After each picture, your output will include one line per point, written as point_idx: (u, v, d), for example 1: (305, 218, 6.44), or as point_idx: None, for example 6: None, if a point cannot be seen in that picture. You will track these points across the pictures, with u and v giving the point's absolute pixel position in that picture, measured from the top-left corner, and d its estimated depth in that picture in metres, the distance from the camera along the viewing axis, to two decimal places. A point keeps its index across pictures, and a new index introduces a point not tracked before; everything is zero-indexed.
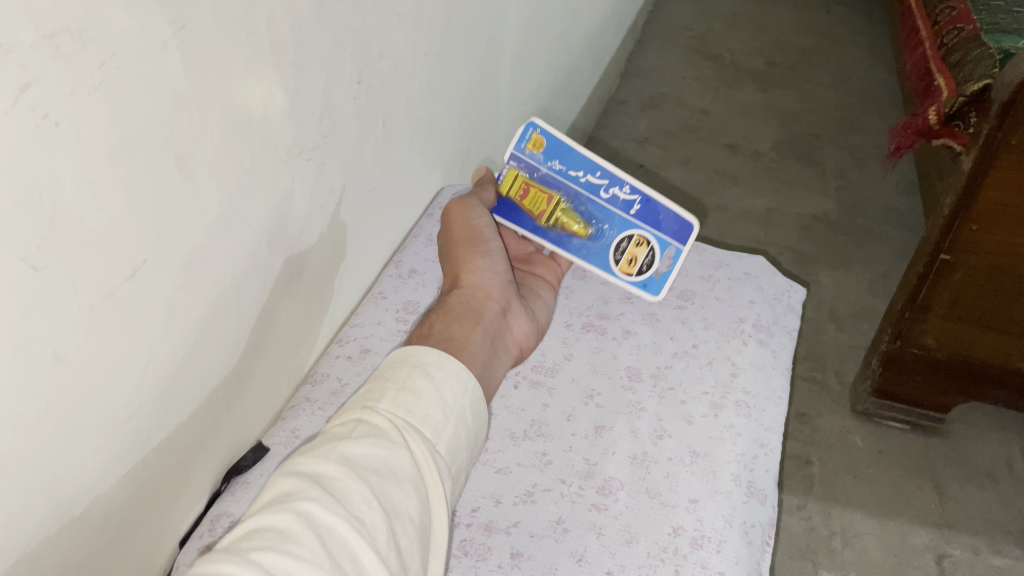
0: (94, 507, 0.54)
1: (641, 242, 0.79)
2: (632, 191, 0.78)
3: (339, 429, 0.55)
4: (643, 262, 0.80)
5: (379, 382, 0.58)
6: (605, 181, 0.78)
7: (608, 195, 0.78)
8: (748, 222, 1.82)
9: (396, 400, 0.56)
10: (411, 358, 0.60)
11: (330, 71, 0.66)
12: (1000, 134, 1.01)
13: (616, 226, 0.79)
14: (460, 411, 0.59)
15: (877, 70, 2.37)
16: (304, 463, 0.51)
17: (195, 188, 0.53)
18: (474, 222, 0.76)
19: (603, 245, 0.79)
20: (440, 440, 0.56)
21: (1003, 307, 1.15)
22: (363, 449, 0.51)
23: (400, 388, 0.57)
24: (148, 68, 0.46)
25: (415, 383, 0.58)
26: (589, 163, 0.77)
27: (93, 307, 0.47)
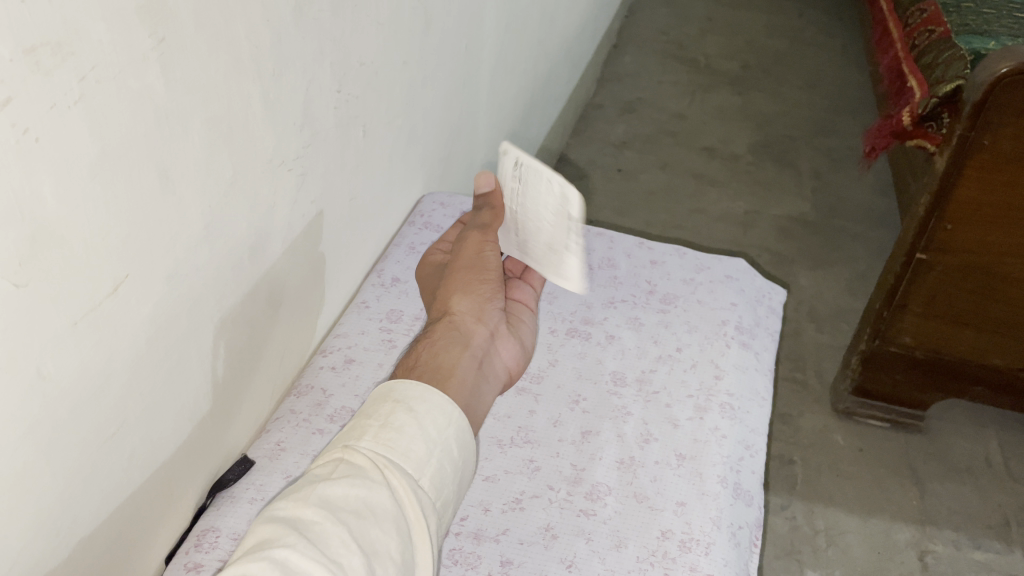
0: (79, 526, 0.53)
1: None
2: None
3: (320, 470, 0.55)
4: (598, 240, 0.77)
5: (360, 418, 0.58)
6: None
7: None
8: (726, 224, 1.84)
9: (377, 437, 0.56)
10: (392, 396, 0.59)
11: (311, 80, 0.66)
12: (973, 134, 1.02)
13: None
14: (446, 445, 0.58)
15: (849, 72, 2.40)
16: (286, 507, 0.51)
17: (178, 201, 0.53)
18: (483, 253, 0.76)
19: None
20: (423, 476, 0.56)
21: (979, 305, 1.16)
22: (341, 491, 0.51)
23: (382, 425, 0.57)
24: (129, 81, 0.46)
25: (397, 419, 0.57)
26: None
27: (78, 322, 0.47)
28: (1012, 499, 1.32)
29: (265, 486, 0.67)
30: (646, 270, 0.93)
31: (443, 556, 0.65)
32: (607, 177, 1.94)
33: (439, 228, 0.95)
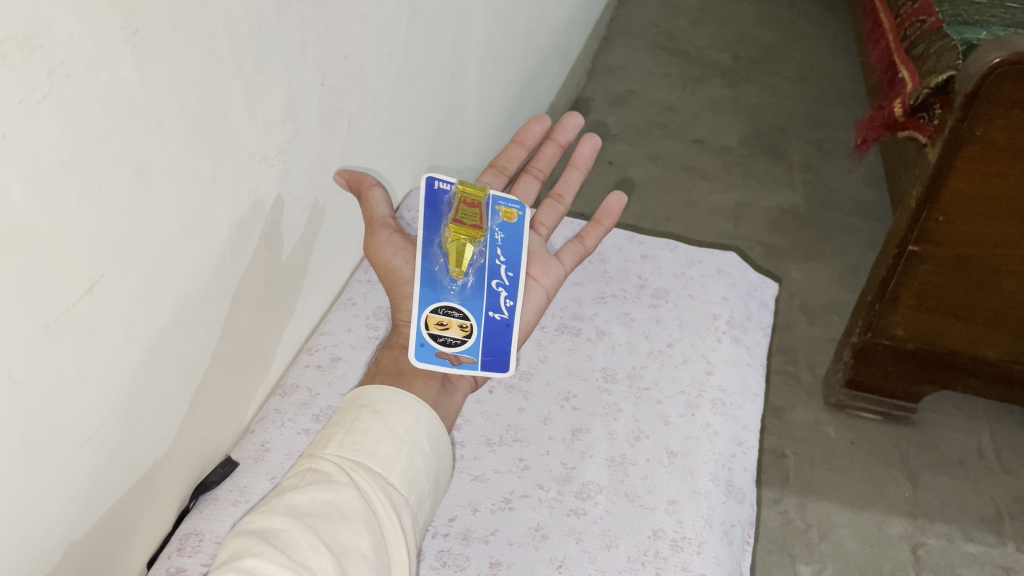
0: (57, 531, 0.52)
1: (460, 330, 0.66)
2: (511, 304, 0.69)
3: (289, 480, 0.55)
4: (449, 339, 0.66)
5: (328, 428, 0.58)
6: (503, 290, 0.69)
7: (495, 285, 0.69)
8: (718, 217, 1.83)
9: (342, 443, 0.56)
10: (357, 401, 0.59)
11: (293, 74, 0.64)
12: (965, 126, 1.01)
13: (467, 302, 0.67)
14: (414, 441, 0.57)
15: (840, 64, 2.39)
16: (256, 519, 0.50)
17: (155, 198, 0.52)
18: (390, 263, 0.69)
19: (431, 302, 0.66)
20: (392, 473, 0.55)
21: (972, 297, 1.16)
22: (309, 497, 0.51)
23: (348, 431, 0.57)
24: (100, 75, 0.44)
25: (362, 423, 0.57)
26: (515, 260, 0.71)
27: (50, 325, 0.46)
28: (1005, 491, 1.31)
29: (250, 488, 0.66)
30: (636, 264, 0.91)
31: (431, 558, 0.63)
32: (598, 170, 1.93)
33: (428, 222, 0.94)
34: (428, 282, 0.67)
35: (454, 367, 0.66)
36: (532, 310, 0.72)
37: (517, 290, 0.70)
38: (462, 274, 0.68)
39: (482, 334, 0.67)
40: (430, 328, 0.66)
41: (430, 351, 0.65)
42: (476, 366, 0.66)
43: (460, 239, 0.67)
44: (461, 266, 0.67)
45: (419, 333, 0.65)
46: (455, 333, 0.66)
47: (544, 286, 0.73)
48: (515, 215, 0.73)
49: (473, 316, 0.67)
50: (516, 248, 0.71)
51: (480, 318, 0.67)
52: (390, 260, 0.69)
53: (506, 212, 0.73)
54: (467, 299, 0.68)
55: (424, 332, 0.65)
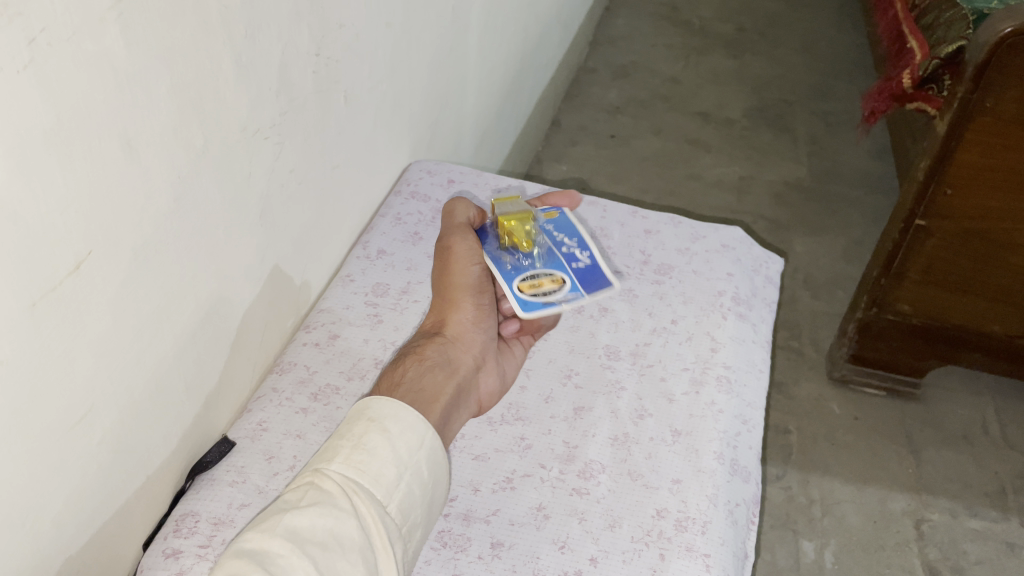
0: (47, 515, 0.50)
1: (557, 280, 0.73)
2: (586, 254, 0.77)
3: (290, 494, 0.53)
4: (543, 290, 0.72)
5: (334, 438, 0.57)
6: (575, 246, 0.77)
7: (566, 249, 0.77)
8: (721, 190, 1.81)
9: (348, 460, 0.55)
10: (368, 412, 0.58)
11: (286, 43, 0.62)
12: (975, 96, 0.99)
13: (546, 262, 0.74)
14: (416, 467, 0.56)
15: (845, 33, 2.35)
16: (253, 538, 0.50)
17: (144, 172, 0.50)
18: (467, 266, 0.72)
19: (513, 263, 0.73)
20: (391, 501, 0.54)
21: (979, 272, 1.14)
22: (309, 520, 0.50)
23: (355, 447, 0.55)
24: (84, 44, 0.43)
25: (369, 440, 0.56)
26: (571, 229, 0.79)
27: (36, 303, 0.44)
28: (1008, 466, 1.30)
29: (247, 468, 0.65)
30: (640, 239, 0.90)
31: (432, 538, 0.63)
32: (601, 144, 1.91)
33: (426, 197, 0.92)
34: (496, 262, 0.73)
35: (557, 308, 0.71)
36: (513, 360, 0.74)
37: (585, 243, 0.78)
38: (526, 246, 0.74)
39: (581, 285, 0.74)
40: (524, 288, 0.72)
41: (536, 304, 0.71)
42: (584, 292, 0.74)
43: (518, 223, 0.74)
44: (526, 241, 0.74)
45: (518, 293, 0.71)
46: (556, 285, 0.73)
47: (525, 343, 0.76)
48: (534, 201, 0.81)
49: (559, 270, 0.74)
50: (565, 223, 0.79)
51: (569, 270, 0.75)
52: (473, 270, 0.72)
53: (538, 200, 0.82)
54: (550, 262, 0.75)
55: (522, 290, 0.71)
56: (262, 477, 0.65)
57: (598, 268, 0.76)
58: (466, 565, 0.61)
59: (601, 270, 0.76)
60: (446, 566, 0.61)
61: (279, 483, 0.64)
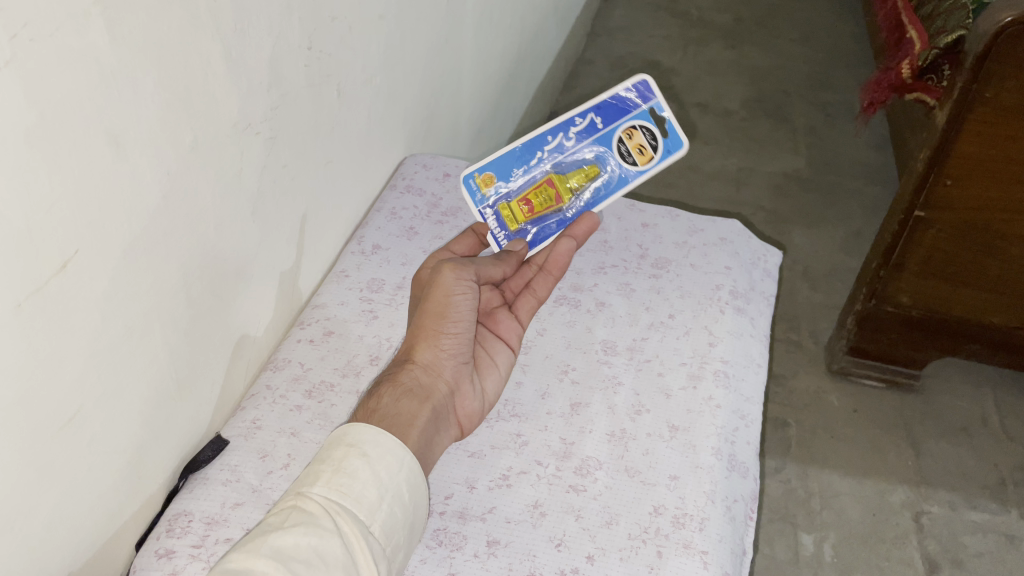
0: (36, 516, 0.49)
1: (629, 130, 0.80)
2: (580, 116, 0.81)
3: (272, 518, 0.53)
4: (646, 139, 0.80)
5: (314, 464, 0.56)
6: (562, 133, 0.81)
7: (574, 135, 0.80)
8: (720, 182, 1.80)
9: (329, 483, 0.54)
10: (346, 438, 0.57)
11: (277, 37, 0.61)
12: (975, 87, 0.98)
13: (604, 146, 0.80)
14: (397, 490, 0.56)
15: (844, 23, 2.34)
16: (237, 558, 0.49)
17: (131, 170, 0.49)
18: (450, 295, 0.65)
19: (615, 169, 0.80)
20: (374, 522, 0.54)
21: (979, 263, 1.14)
22: (292, 539, 0.50)
23: (335, 470, 0.55)
24: (68, 39, 0.42)
25: (350, 464, 0.55)
26: (538, 139, 0.81)
27: (22, 304, 0.44)
28: (1008, 458, 1.30)
29: (241, 467, 0.65)
30: (637, 233, 0.89)
31: (428, 536, 0.62)
32: None
33: (421, 191, 0.92)
34: (630, 177, 0.79)
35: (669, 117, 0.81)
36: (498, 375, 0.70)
37: (556, 125, 0.80)
38: (593, 168, 0.80)
39: (631, 111, 0.81)
40: (648, 159, 0.80)
41: (666, 146, 0.80)
42: (649, 104, 0.81)
43: (555, 185, 0.79)
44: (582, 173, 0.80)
45: (662, 154, 0.80)
46: (641, 129, 0.80)
47: (512, 347, 0.72)
48: (497, 180, 0.80)
49: (618, 131, 0.80)
50: (527, 144, 0.80)
51: (612, 122, 0.80)
52: (452, 291, 0.65)
53: (479, 184, 0.80)
54: (590, 143, 0.80)
55: (656, 159, 0.80)
56: (256, 475, 0.64)
57: (600, 104, 0.81)
58: (461, 564, 0.61)
59: (604, 99, 0.81)
60: (442, 564, 0.60)
61: (274, 482, 0.64)
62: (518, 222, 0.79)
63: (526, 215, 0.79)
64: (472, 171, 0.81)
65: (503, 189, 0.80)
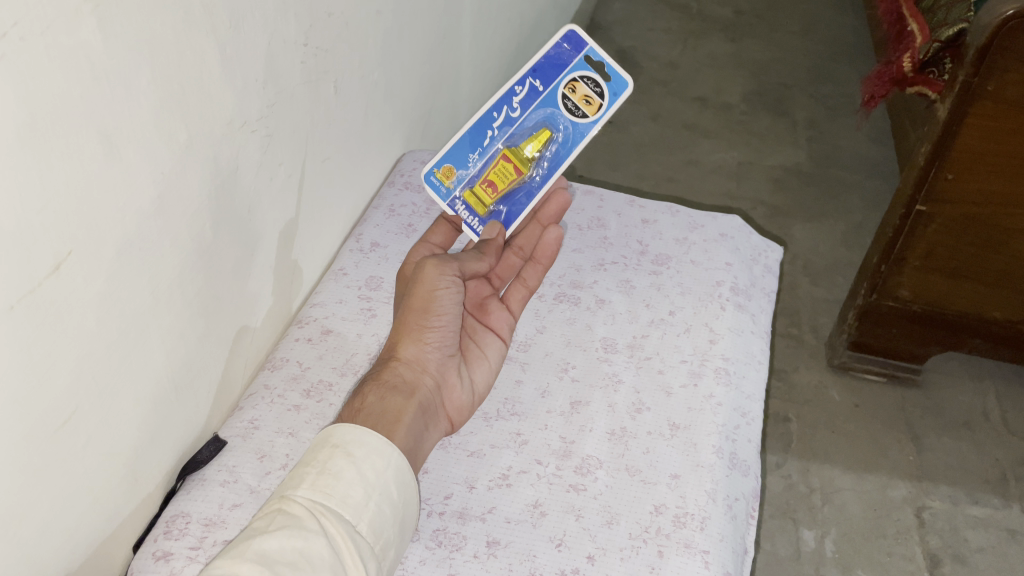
0: (33, 519, 0.49)
1: (571, 85, 0.78)
2: (519, 85, 0.79)
3: (259, 522, 0.52)
4: (590, 89, 0.79)
5: (300, 466, 0.56)
6: (507, 107, 0.79)
7: (519, 105, 0.79)
8: (720, 176, 1.79)
9: (314, 485, 0.54)
10: (331, 439, 0.56)
11: (273, 33, 0.61)
12: (976, 80, 0.98)
13: (551, 108, 0.79)
14: (384, 488, 0.55)
15: (844, 16, 2.33)
16: (223, 565, 0.48)
17: (125, 169, 0.49)
18: (435, 291, 0.64)
19: (570, 126, 0.78)
20: (361, 521, 0.53)
21: (980, 257, 1.13)
22: (277, 543, 0.49)
23: (320, 472, 0.54)
24: (60, 38, 0.41)
25: (334, 465, 0.55)
26: (486, 119, 0.79)
27: (15, 306, 0.43)
28: (1009, 452, 1.30)
29: (239, 467, 0.64)
30: (637, 229, 0.88)
31: (427, 537, 0.62)
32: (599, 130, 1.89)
33: (420, 187, 0.91)
34: (584, 130, 0.79)
35: (606, 60, 0.79)
36: (488, 368, 0.69)
37: (498, 101, 0.79)
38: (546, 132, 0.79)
39: (569, 64, 0.79)
40: (598, 107, 0.79)
41: (609, 90, 0.79)
42: (584, 52, 0.79)
43: (512, 161, 0.78)
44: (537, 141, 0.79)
45: (609, 99, 0.79)
46: (583, 80, 0.79)
47: (503, 338, 0.72)
48: (457, 170, 0.80)
49: (561, 88, 0.79)
50: (475, 127, 0.80)
51: (553, 80, 0.79)
52: (437, 287, 0.64)
53: (441, 178, 0.80)
54: (536, 108, 0.79)
55: (604, 105, 0.79)
56: (255, 476, 0.64)
57: (536, 65, 0.78)
58: (461, 565, 0.60)
59: (538, 61, 0.78)
60: (442, 565, 0.60)
61: (272, 482, 0.63)
62: (487, 205, 0.79)
63: (492, 196, 0.79)
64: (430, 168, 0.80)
65: (466, 176, 0.80)
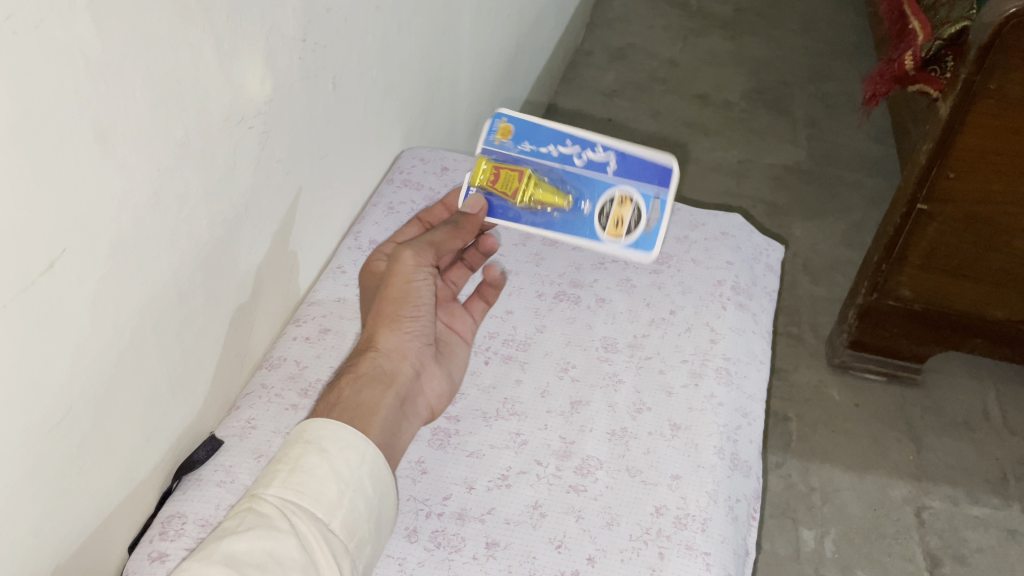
0: (24, 522, 0.48)
1: (624, 200, 0.74)
2: (604, 150, 0.77)
3: (229, 521, 0.52)
4: (630, 222, 0.75)
5: (273, 463, 0.55)
6: (575, 147, 0.77)
7: (581, 159, 0.76)
8: (719, 174, 1.79)
9: (285, 483, 0.53)
10: (305, 434, 0.55)
11: (271, 29, 0.60)
12: (979, 79, 0.97)
13: (595, 189, 0.75)
14: (358, 483, 0.54)
15: (844, 13, 2.33)
16: (188, 566, 0.48)
17: (120, 167, 0.48)
18: (411, 281, 0.64)
19: (585, 215, 0.75)
20: (334, 519, 0.53)
21: (982, 256, 1.13)
22: (246, 544, 0.49)
23: (292, 469, 0.54)
24: (53, 32, 0.40)
25: (307, 461, 0.54)
26: (556, 136, 0.77)
27: (8, 304, 0.42)
28: (1009, 452, 1.29)
29: (236, 467, 0.64)
30: None
31: (426, 539, 0.61)
32: (598, 128, 1.88)
33: (419, 184, 0.91)
34: (589, 231, 0.75)
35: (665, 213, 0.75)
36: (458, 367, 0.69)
37: (580, 138, 0.77)
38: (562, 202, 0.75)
39: (637, 181, 0.75)
40: (617, 236, 0.75)
41: (638, 236, 0.75)
42: (664, 195, 0.75)
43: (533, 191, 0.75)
44: (557, 198, 0.75)
45: (628, 241, 0.75)
46: (631, 203, 0.75)
47: (467, 340, 0.72)
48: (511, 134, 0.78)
49: (616, 188, 0.75)
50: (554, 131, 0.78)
51: (612, 179, 0.75)
52: (412, 278, 0.64)
53: (496, 129, 0.78)
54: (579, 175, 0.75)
55: (621, 240, 0.75)
56: (252, 476, 0.63)
57: (629, 153, 0.76)
58: (461, 566, 0.60)
59: (632, 151, 0.76)
60: (441, 567, 0.59)
61: None
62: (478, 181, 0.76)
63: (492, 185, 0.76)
64: (511, 117, 0.79)
65: (502, 149, 0.78)
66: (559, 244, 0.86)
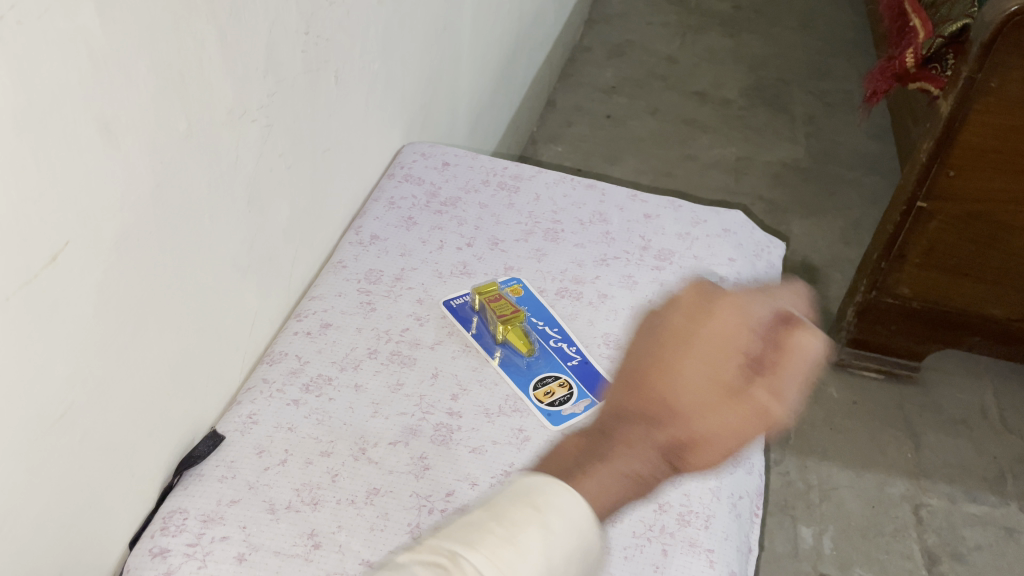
0: (26, 517, 0.48)
1: (564, 382, 0.72)
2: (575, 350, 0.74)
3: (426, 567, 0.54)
4: (558, 398, 0.71)
5: (489, 522, 0.57)
6: (557, 335, 0.76)
7: (554, 344, 0.75)
8: (718, 171, 1.78)
9: (495, 553, 0.55)
10: (535, 500, 0.59)
11: (274, 21, 0.60)
12: (980, 77, 0.97)
13: (547, 366, 0.73)
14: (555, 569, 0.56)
15: (842, 11, 2.33)
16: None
17: (124, 159, 0.48)
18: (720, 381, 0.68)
19: (527, 374, 0.72)
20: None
21: (981, 255, 1.13)
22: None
23: (506, 537, 0.56)
24: (58, 21, 0.40)
25: (525, 536, 0.56)
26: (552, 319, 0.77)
27: (10, 297, 0.42)
28: (1007, 450, 1.30)
29: (237, 462, 0.63)
30: (639, 225, 0.88)
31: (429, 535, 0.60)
32: (596, 125, 1.88)
33: (420, 180, 0.91)
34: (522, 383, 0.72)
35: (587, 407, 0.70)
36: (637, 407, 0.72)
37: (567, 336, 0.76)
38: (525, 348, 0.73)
39: (584, 388, 0.72)
40: (540, 400, 0.71)
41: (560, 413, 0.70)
42: (596, 399, 0.70)
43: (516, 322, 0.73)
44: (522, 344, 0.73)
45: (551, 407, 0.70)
46: (566, 392, 0.71)
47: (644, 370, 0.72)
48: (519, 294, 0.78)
49: (564, 373, 0.72)
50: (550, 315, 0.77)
51: (572, 374, 0.72)
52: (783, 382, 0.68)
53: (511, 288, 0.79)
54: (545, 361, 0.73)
55: (541, 405, 0.70)
56: (254, 472, 0.63)
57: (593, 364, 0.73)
58: None
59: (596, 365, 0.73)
60: None
61: (270, 479, 0.62)
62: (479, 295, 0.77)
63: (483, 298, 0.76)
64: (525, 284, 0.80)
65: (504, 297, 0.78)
66: (560, 241, 0.85)
